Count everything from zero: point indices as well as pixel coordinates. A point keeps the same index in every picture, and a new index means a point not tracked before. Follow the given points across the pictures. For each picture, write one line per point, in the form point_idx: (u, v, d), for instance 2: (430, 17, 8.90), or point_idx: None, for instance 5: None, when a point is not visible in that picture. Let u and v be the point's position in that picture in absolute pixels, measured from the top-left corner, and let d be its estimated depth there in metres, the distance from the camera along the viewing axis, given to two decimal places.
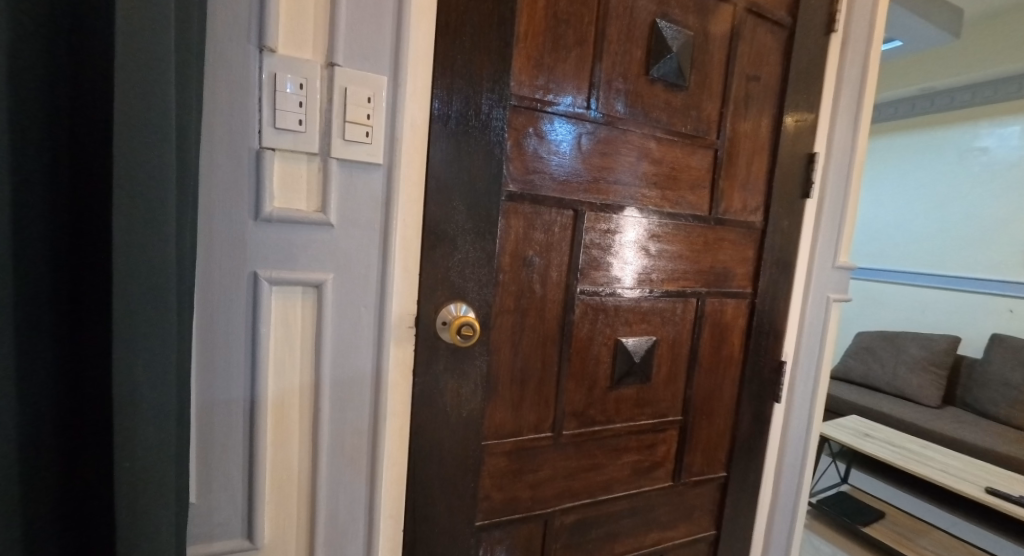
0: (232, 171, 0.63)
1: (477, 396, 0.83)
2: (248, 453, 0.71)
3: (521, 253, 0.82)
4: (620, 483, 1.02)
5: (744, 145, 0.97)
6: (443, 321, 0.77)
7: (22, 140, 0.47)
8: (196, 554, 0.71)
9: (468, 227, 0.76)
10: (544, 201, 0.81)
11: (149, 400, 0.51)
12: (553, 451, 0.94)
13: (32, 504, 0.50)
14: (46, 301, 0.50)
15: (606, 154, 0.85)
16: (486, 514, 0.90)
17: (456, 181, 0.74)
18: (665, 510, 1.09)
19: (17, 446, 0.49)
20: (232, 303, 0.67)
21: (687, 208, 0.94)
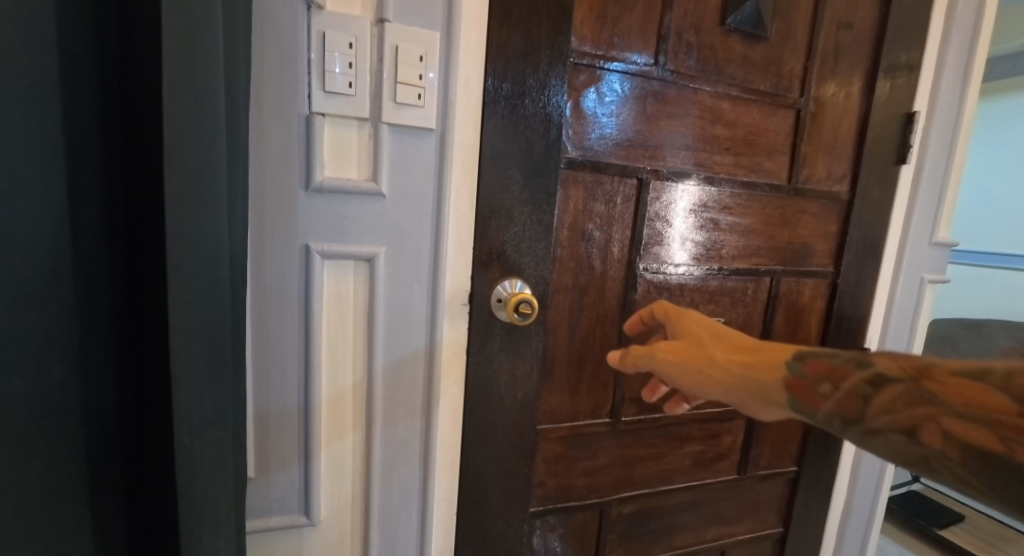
0: (282, 139, 0.61)
1: (533, 377, 0.79)
2: (302, 431, 0.70)
3: (581, 226, 0.77)
4: (681, 475, 0.97)
5: (828, 107, 0.88)
6: (498, 299, 0.73)
7: (73, 103, 0.48)
8: (255, 529, 0.71)
9: (524, 197, 0.72)
10: (605, 169, 0.76)
11: (201, 365, 0.52)
12: (610, 438, 0.89)
13: (96, 455, 0.53)
14: (102, 262, 0.52)
15: (673, 118, 0.78)
16: (540, 501, 0.87)
17: (513, 147, 0.70)
18: (728, 504, 1.03)
19: (80, 397, 0.51)
20: (285, 277, 0.65)
21: (761, 177, 0.86)
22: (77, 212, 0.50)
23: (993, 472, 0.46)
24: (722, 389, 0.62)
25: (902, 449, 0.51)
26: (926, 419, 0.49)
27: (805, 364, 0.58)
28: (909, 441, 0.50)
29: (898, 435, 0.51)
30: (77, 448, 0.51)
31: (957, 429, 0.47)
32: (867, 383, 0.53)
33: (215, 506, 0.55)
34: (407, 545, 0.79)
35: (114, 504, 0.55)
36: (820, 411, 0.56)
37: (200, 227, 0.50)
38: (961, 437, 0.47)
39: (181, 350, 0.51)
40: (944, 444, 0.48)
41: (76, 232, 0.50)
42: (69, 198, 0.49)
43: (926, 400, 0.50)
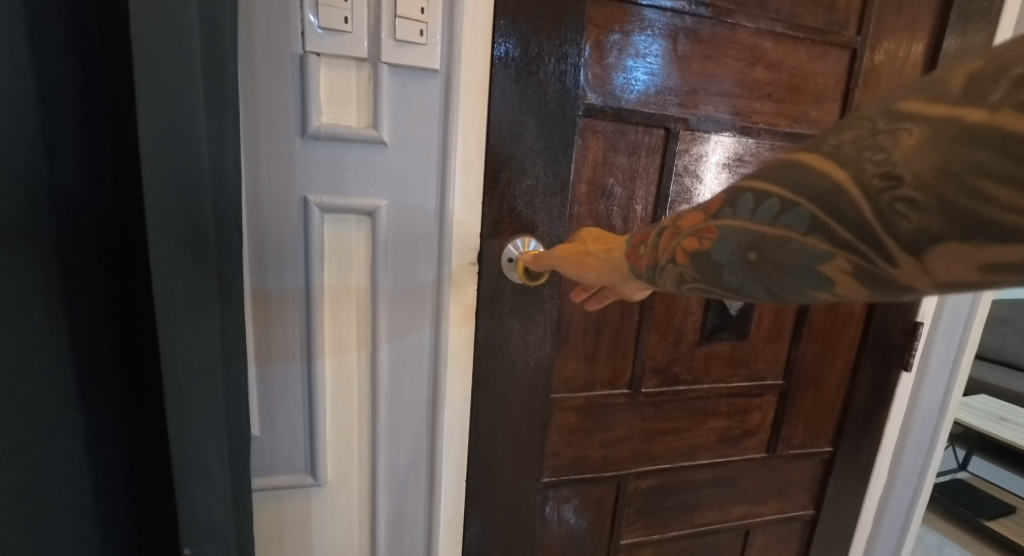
0: (275, 81, 0.57)
1: (547, 342, 0.75)
2: (306, 391, 0.68)
3: (600, 181, 0.71)
4: (705, 451, 0.92)
5: (890, 50, 0.78)
6: (509, 259, 0.69)
7: (43, 39, 0.45)
8: (262, 486, 0.70)
9: (538, 147, 0.66)
10: (629, 117, 0.69)
11: (187, 317, 0.50)
12: (629, 410, 0.85)
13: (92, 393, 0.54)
14: (85, 206, 0.51)
15: (707, 61, 0.71)
16: (554, 472, 0.83)
17: (526, 91, 0.64)
18: (754, 483, 0.97)
19: (70, 338, 0.51)
20: (283, 231, 0.62)
21: (807, 128, 0.78)
22: (56, 156, 0.48)
23: (710, 277, 0.42)
24: (591, 270, 0.56)
25: (670, 280, 0.45)
26: (671, 244, 0.44)
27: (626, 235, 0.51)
28: (663, 270, 0.45)
29: (654, 270, 0.46)
30: (69, 397, 0.52)
31: (687, 248, 0.43)
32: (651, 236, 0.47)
33: (206, 461, 0.54)
34: (415, 512, 0.77)
35: (116, 436, 0.57)
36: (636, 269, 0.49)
37: (179, 171, 0.47)
38: (688, 249, 0.43)
39: (163, 301, 0.48)
40: (671, 262, 0.44)
41: (54, 178, 0.48)
42: (43, 142, 0.47)
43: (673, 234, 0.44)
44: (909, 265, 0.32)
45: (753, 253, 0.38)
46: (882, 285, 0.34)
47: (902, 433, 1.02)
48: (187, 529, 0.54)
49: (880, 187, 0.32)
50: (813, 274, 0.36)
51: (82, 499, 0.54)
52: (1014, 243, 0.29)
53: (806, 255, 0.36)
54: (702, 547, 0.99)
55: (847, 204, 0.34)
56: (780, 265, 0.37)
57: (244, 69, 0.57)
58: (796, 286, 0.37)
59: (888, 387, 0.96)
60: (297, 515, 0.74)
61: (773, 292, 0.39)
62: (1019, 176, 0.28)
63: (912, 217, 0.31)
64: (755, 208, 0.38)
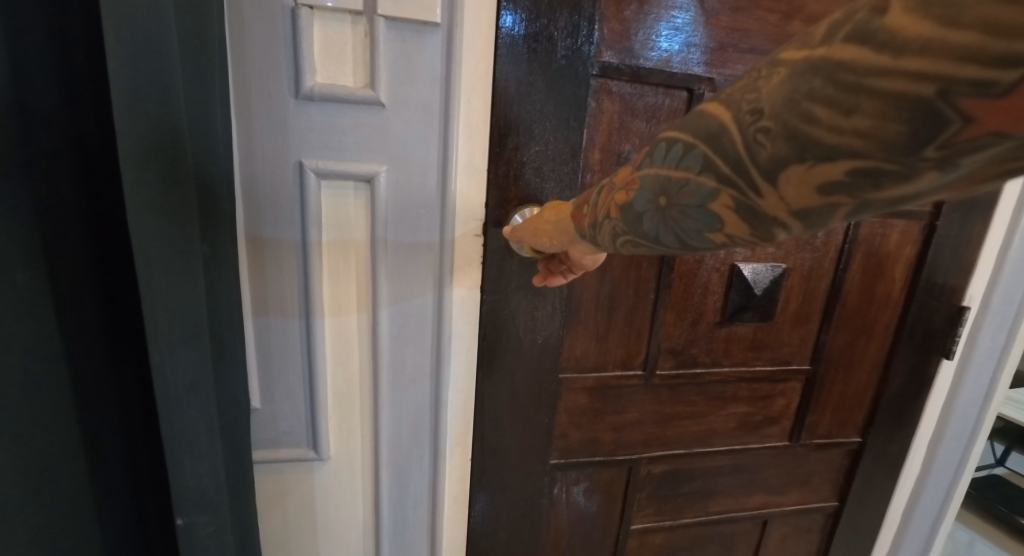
0: (266, 35, 0.54)
1: (555, 320, 0.71)
2: (305, 365, 0.65)
3: (615, 148, 0.66)
4: (722, 437, 0.87)
5: None
6: None
7: None
8: (263, 460, 0.68)
9: (548, 110, 0.62)
10: (649, 78, 0.64)
11: (167, 282, 0.48)
12: (642, 392, 0.81)
13: (80, 356, 0.53)
14: (66, 164, 0.49)
15: (738, 11, 0.64)
16: (562, 453, 0.80)
17: (535, 47, 0.59)
18: (775, 472, 0.93)
19: (54, 296, 0.50)
20: (277, 198, 0.58)
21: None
22: (32, 111, 0.47)
23: (634, 227, 0.40)
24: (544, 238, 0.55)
25: (606, 237, 0.43)
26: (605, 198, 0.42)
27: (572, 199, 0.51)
28: (599, 227, 0.44)
29: (594, 228, 0.44)
30: (59, 359, 0.52)
31: (616, 200, 0.41)
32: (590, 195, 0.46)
33: (195, 431, 0.52)
34: (419, 491, 0.75)
35: (105, 402, 0.56)
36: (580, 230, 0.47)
37: (152, 120, 0.45)
38: (617, 201, 0.41)
39: (142, 262, 0.47)
40: (604, 217, 0.43)
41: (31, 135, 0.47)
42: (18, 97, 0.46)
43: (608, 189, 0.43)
44: (767, 194, 0.32)
45: (663, 199, 0.37)
46: (762, 222, 0.33)
47: (938, 424, 0.96)
48: (177, 499, 0.53)
49: (747, 120, 0.32)
50: (707, 214, 0.35)
51: (77, 458, 0.54)
52: (839, 159, 0.29)
53: (699, 195, 0.34)
54: (717, 534, 0.96)
55: (723, 139, 0.33)
56: (682, 208, 0.36)
57: (232, 23, 0.53)
58: (694, 228, 0.36)
59: (926, 374, 0.90)
60: (299, 488, 0.72)
61: (681, 238, 0.37)
62: (837, 98, 0.28)
63: (767, 145, 0.31)
64: (667, 154, 0.36)
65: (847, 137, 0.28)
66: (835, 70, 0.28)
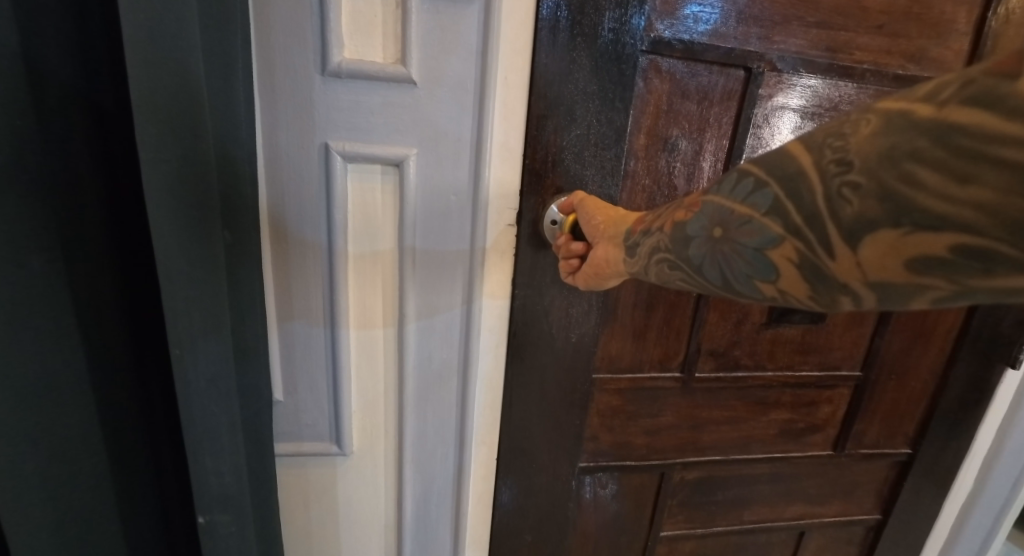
0: (292, 6, 0.50)
1: (591, 318, 0.67)
2: (329, 359, 0.62)
3: (662, 132, 0.63)
4: (763, 444, 0.83)
5: None
6: (553, 221, 0.60)
7: None
8: (286, 452, 0.66)
9: (592, 91, 0.58)
10: (705, 56, 0.61)
11: (186, 271, 0.45)
12: (679, 395, 0.76)
13: (98, 351, 0.51)
14: (82, 147, 0.47)
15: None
16: (592, 457, 0.77)
17: (581, 21, 0.55)
18: (816, 481, 0.89)
19: (71, 287, 0.48)
20: (302, 183, 0.55)
21: (914, 67, 0.67)
22: (40, 79, 0.44)
23: (679, 245, 0.44)
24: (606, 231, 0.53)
25: (645, 252, 0.48)
26: (665, 216, 0.47)
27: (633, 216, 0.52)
28: (644, 236, 0.48)
29: (640, 238, 0.48)
30: (77, 351, 0.49)
31: (672, 217, 0.45)
32: (642, 219, 0.50)
33: (217, 428, 0.50)
34: (444, 491, 0.72)
35: (125, 400, 0.54)
36: (627, 251, 0.50)
37: (171, 95, 0.41)
38: (672, 219, 0.45)
39: (161, 249, 0.44)
40: (653, 231, 0.47)
41: (42, 106, 0.44)
42: (25, 63, 0.43)
43: (669, 205, 0.47)
44: (842, 254, 0.35)
45: (719, 229, 0.41)
46: (819, 277, 0.36)
47: (997, 432, 0.91)
48: (200, 497, 0.51)
49: (834, 172, 0.34)
50: (762, 260, 0.39)
51: (95, 452, 0.52)
52: (942, 231, 0.31)
53: (760, 236, 0.38)
54: (751, 544, 0.91)
55: (804, 189, 0.36)
56: (735, 242, 0.40)
57: None
58: (744, 267, 0.40)
59: (989, 385, 0.82)
60: (321, 484, 0.69)
61: (725, 274, 0.41)
62: (948, 165, 0.30)
63: (854, 203, 0.34)
64: (735, 188, 0.40)
65: (957, 207, 0.30)
66: (949, 134, 0.30)
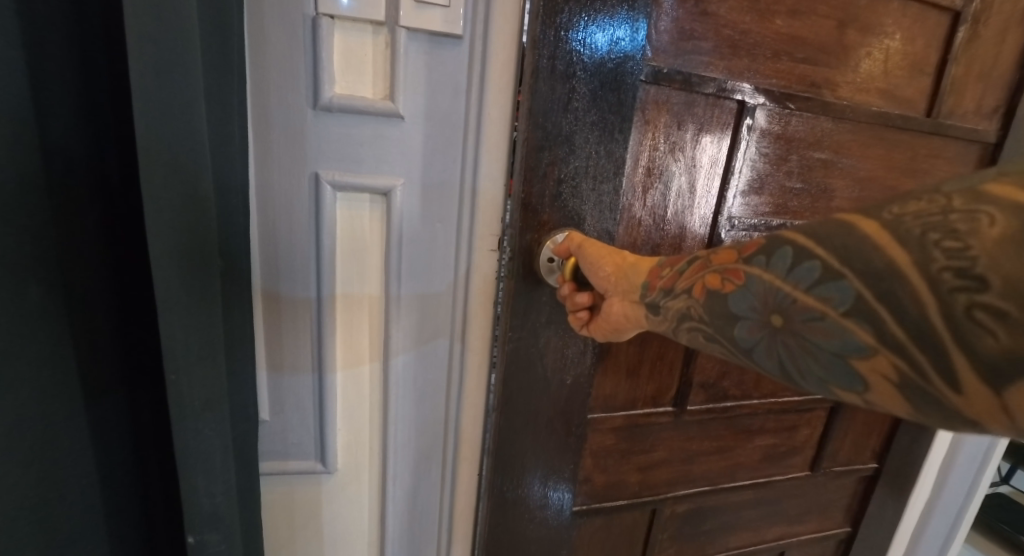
0: (286, 46, 0.53)
1: (586, 359, 0.70)
2: (316, 379, 0.64)
3: (660, 167, 0.67)
4: (748, 471, 0.87)
5: (989, 31, 0.77)
6: (550, 259, 0.63)
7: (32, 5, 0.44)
8: (272, 471, 0.66)
9: (592, 123, 0.60)
10: (696, 87, 0.65)
11: (184, 299, 0.47)
12: (670, 429, 0.80)
13: (93, 379, 0.52)
14: (83, 183, 0.49)
15: (796, 18, 0.68)
16: (586, 499, 0.79)
17: (579, 52, 0.58)
18: (794, 502, 0.94)
19: (67, 316, 0.50)
20: (294, 210, 0.58)
21: (886, 104, 0.76)
22: (45, 104, 0.46)
23: (718, 314, 0.49)
24: (623, 285, 0.57)
25: (675, 315, 0.53)
26: (696, 278, 0.51)
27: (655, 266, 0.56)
28: (674, 298, 0.53)
29: (667, 299, 0.53)
30: (72, 377, 0.51)
31: (708, 283, 0.50)
32: (667, 277, 0.54)
33: (209, 451, 0.51)
34: (429, 510, 0.73)
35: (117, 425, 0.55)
36: (655, 309, 0.54)
37: (172, 137, 0.44)
38: (709, 285, 0.50)
39: (160, 279, 0.46)
40: (685, 294, 0.52)
41: (44, 129, 0.46)
42: (32, 88, 0.45)
43: (701, 266, 0.51)
44: (974, 390, 0.37)
45: (781, 318, 0.45)
46: (920, 396, 0.39)
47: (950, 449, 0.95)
48: (190, 517, 0.52)
49: (961, 290, 0.36)
50: (845, 366, 0.42)
51: (86, 476, 0.53)
52: None
53: (842, 341, 0.41)
54: None
55: (909, 303, 0.38)
56: (808, 341, 0.43)
57: (251, 27, 0.53)
58: (822, 365, 0.43)
59: None
60: (307, 503, 0.70)
61: (784, 362, 0.45)
62: None
63: (992, 335, 0.36)
64: (800, 275, 0.44)
65: None
66: None
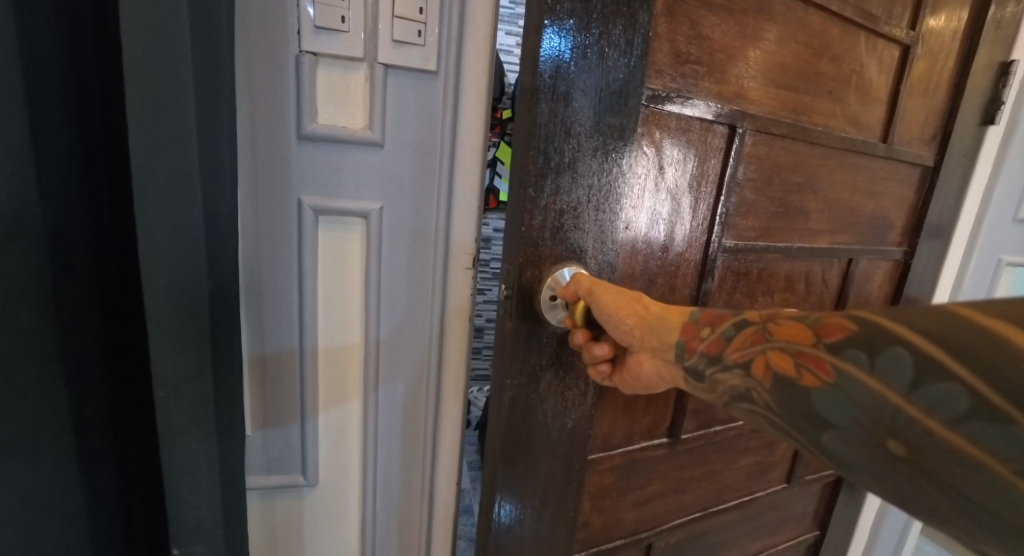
0: (272, 82, 0.57)
1: (586, 399, 0.65)
2: (299, 395, 0.67)
3: (655, 192, 0.64)
4: (734, 491, 0.90)
5: (932, 65, 0.83)
6: (552, 297, 0.58)
7: (34, 51, 0.48)
8: (255, 485, 0.68)
9: (593, 147, 0.56)
10: (693, 113, 0.63)
11: (174, 318, 0.51)
12: (665, 460, 0.79)
13: (80, 398, 0.54)
14: (75, 212, 0.52)
15: (779, 44, 0.68)
16: (585, 543, 0.76)
17: (579, 73, 0.54)
18: (772, 515, 0.97)
19: (58, 338, 0.52)
20: (279, 232, 0.61)
21: (853, 131, 0.79)
22: (41, 136, 0.49)
23: (795, 406, 0.47)
24: (653, 341, 0.56)
25: (727, 389, 0.52)
26: (757, 354, 0.50)
27: (703, 328, 0.54)
28: (729, 373, 0.52)
29: (721, 372, 0.52)
30: (62, 398, 0.53)
31: (774, 364, 0.49)
32: (723, 349, 0.52)
33: (197, 463, 0.54)
34: (410, 522, 0.76)
35: (103, 445, 0.57)
36: (706, 378, 0.54)
37: (167, 172, 0.48)
38: (779, 371, 0.48)
39: (153, 299, 0.49)
40: (741, 369, 0.51)
41: (41, 160, 0.50)
42: (30, 122, 0.48)
43: (761, 338, 0.50)
44: None
45: (902, 441, 0.42)
46: None
47: None
48: (176, 528, 0.54)
49: None
50: (998, 517, 0.38)
51: (72, 493, 0.55)
52: None
53: (988, 485, 0.38)
54: None
55: None
56: (943, 479, 0.40)
57: (240, 66, 0.56)
58: (959, 507, 0.39)
59: None
60: (289, 517, 0.72)
61: (902, 492, 0.42)
62: None
63: None
64: (927, 392, 0.41)
65: None
66: None
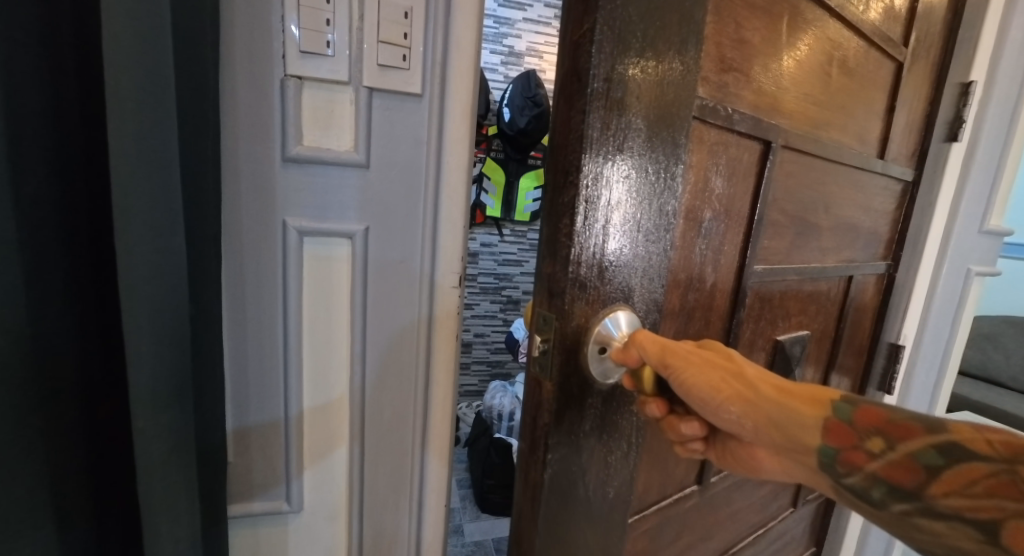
0: (256, 105, 0.57)
1: (629, 462, 0.53)
2: (283, 418, 0.65)
3: (697, 213, 0.58)
4: (750, 524, 0.87)
5: (914, 83, 0.86)
6: (601, 348, 0.47)
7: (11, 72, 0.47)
8: (236, 512, 0.66)
9: (640, 167, 0.46)
10: (735, 125, 0.58)
11: (153, 346, 0.49)
12: (694, 508, 0.74)
13: (54, 427, 0.53)
14: (51, 236, 0.51)
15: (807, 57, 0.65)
16: None
17: (635, 78, 0.44)
18: (778, 540, 0.96)
19: (32, 365, 0.51)
20: (263, 254, 0.60)
21: (858, 145, 0.79)
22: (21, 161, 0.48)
23: None
24: (779, 438, 0.47)
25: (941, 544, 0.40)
26: (1002, 514, 0.38)
27: (903, 457, 0.42)
28: (945, 523, 0.40)
29: (926, 519, 0.41)
30: (35, 429, 0.51)
31: None
32: (947, 496, 0.40)
33: (176, 494, 0.52)
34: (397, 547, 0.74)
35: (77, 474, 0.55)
36: (911, 523, 0.42)
37: (147, 198, 0.47)
38: None
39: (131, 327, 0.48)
40: (975, 530, 0.39)
41: (18, 183, 0.48)
42: (9, 146, 0.47)
43: (1006, 487, 0.38)
44: None
45: None
46: None
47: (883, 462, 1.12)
48: None
49: None
50: None
51: (44, 530, 0.53)
52: None
53: None
54: None
55: None
56: None
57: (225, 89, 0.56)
58: None
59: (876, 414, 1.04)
60: (272, 545, 0.70)
61: None
62: None
63: None
64: None
65: None
66: None
